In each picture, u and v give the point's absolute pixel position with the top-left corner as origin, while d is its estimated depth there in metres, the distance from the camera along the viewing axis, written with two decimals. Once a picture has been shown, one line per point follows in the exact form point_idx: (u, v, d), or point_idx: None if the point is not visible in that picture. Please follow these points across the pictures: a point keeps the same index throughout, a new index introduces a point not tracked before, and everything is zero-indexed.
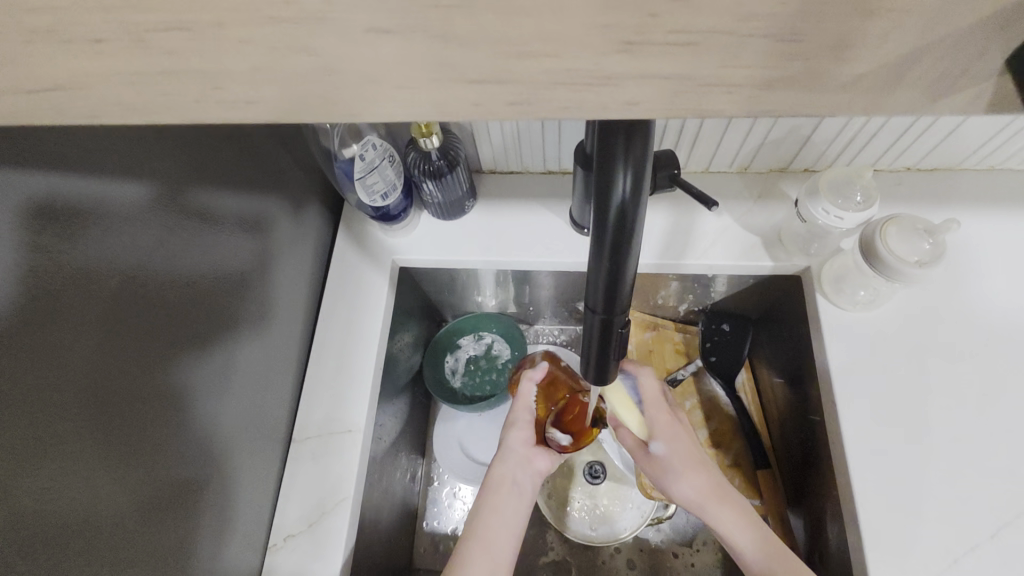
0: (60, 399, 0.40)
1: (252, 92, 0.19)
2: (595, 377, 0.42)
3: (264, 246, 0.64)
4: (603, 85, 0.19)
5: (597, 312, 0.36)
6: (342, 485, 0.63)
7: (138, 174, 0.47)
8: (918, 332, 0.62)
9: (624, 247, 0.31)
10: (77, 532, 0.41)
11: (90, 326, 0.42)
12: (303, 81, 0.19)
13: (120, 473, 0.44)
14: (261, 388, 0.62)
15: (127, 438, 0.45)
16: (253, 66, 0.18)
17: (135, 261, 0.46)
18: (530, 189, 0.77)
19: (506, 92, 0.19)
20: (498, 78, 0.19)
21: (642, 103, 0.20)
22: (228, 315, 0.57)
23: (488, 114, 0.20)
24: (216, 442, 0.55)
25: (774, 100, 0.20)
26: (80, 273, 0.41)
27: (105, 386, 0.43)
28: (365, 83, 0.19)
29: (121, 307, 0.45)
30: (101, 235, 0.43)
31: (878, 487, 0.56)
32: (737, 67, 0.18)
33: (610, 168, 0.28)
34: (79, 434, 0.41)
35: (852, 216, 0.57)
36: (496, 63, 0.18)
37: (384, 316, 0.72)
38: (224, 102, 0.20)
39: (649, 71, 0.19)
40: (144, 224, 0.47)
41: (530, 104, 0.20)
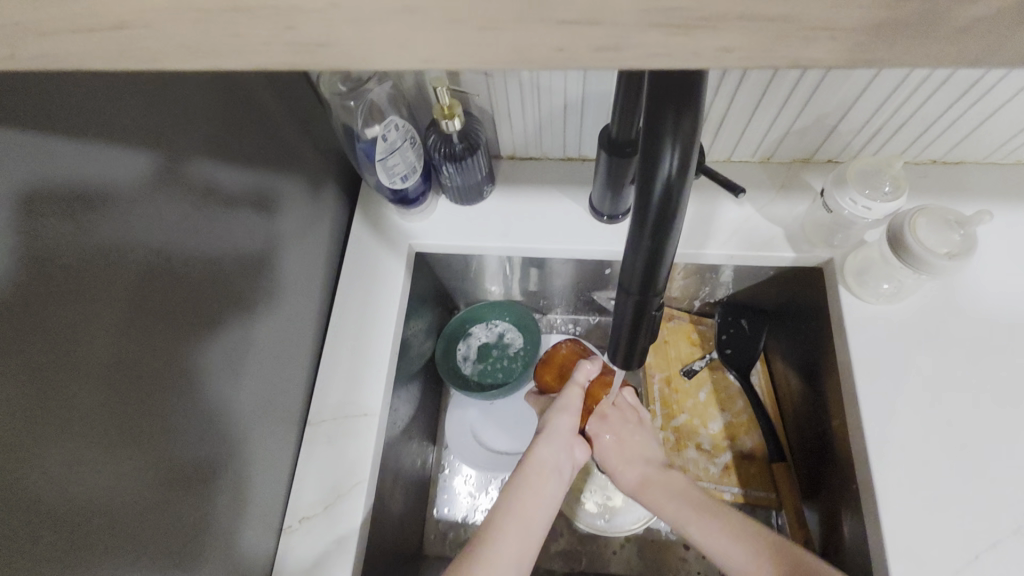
0: (83, 371, 0.39)
1: (323, 33, 0.18)
2: (624, 361, 0.41)
3: (281, 227, 0.63)
4: (699, 28, 0.18)
5: (632, 294, 0.35)
6: (358, 468, 0.63)
7: (159, 148, 0.46)
8: (944, 326, 0.61)
9: (666, 226, 0.30)
10: (97, 506, 0.41)
11: (112, 300, 0.41)
12: (378, 20, 0.18)
13: (139, 450, 0.44)
14: (277, 369, 0.62)
15: (146, 414, 0.45)
16: (327, 4, 0.18)
17: (156, 237, 0.46)
18: (549, 176, 0.76)
19: (591, 37, 0.18)
20: (584, 20, 0.18)
21: (738, 51, 0.19)
22: (245, 295, 0.57)
23: (569, 62, 0.19)
24: (233, 422, 0.55)
25: (879, 50, 0.18)
26: (103, 246, 0.41)
27: (127, 360, 0.43)
28: (443, 24, 0.18)
29: (142, 282, 0.44)
30: (123, 207, 0.43)
31: (901, 479, 0.55)
32: (847, 10, 0.17)
33: (657, 145, 0.28)
34: (101, 408, 0.41)
35: (881, 207, 0.56)
36: (584, 3, 0.17)
37: (401, 300, 0.71)
38: (293, 44, 0.19)
39: (749, 13, 0.17)
40: (165, 200, 0.47)
41: (615, 52, 0.19)
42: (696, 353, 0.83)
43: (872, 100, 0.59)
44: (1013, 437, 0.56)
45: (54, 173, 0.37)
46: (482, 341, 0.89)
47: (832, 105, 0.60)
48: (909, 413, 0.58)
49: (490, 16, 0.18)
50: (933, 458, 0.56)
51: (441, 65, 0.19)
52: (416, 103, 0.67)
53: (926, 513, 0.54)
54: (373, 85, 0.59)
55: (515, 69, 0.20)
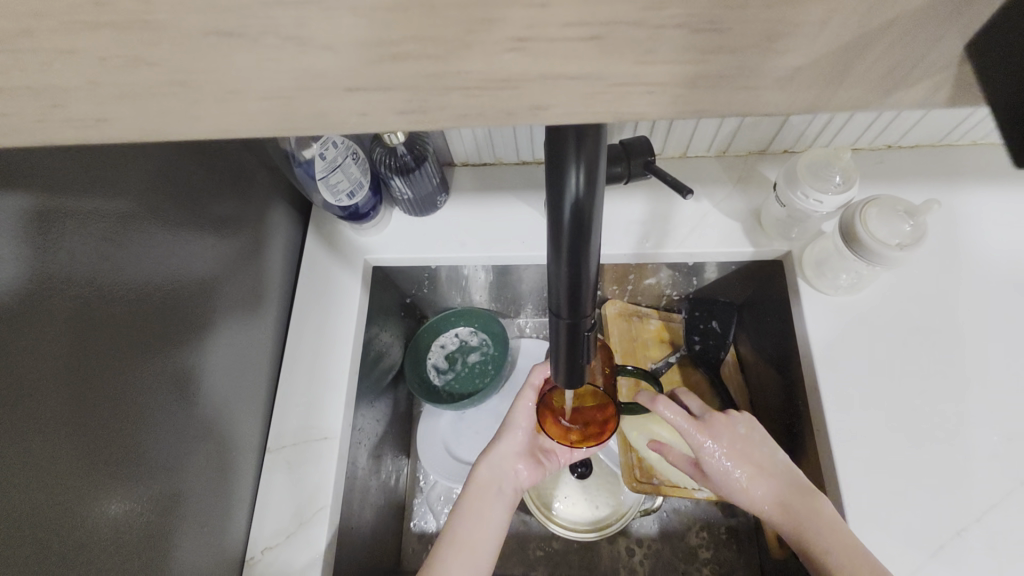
0: (16, 426, 0.38)
1: (98, 110, 0.17)
2: (566, 381, 0.40)
3: (235, 250, 0.61)
4: (506, 88, 0.17)
5: (562, 316, 0.34)
6: (319, 494, 0.61)
7: (87, 174, 0.44)
8: (903, 316, 0.61)
9: (583, 244, 0.29)
10: (47, 555, 0.39)
11: (41, 340, 0.40)
12: (149, 95, 0.16)
13: (87, 490, 0.42)
14: (234, 394, 0.60)
15: (93, 450, 0.43)
16: (88, 81, 0.16)
17: (87, 266, 0.44)
18: (505, 182, 0.74)
19: (394, 100, 0.17)
20: (381, 84, 0.16)
21: (553, 107, 0.17)
22: (197, 319, 0.55)
23: (378, 124, 0.18)
24: (191, 451, 0.53)
25: (706, 100, 0.17)
26: (30, 293, 0.39)
27: (66, 407, 0.41)
28: (226, 94, 0.16)
29: (76, 327, 0.42)
30: (43, 242, 0.41)
31: (862, 472, 0.55)
32: (652, 64, 0.16)
33: (561, 164, 0.26)
34: (44, 457, 0.39)
35: (832, 200, 0.55)
36: (374, 66, 0.16)
37: (359, 316, 0.70)
38: (67, 121, 0.17)
39: (557, 69, 0.16)
40: (98, 229, 0.45)
41: (426, 115, 0.17)
42: (664, 350, 0.82)
43: None
44: (971, 424, 0.55)
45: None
46: (449, 350, 0.88)
47: None
48: (868, 405, 0.57)
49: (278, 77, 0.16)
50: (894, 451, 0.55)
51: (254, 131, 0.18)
52: None
53: (889, 505, 0.53)
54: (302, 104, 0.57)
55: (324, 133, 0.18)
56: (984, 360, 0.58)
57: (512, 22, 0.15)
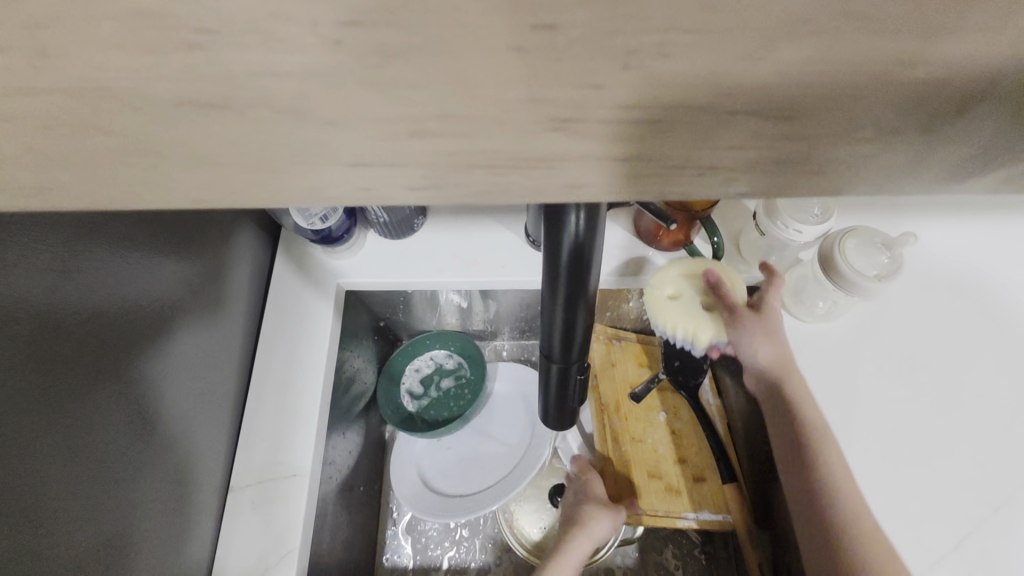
0: None
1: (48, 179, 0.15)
2: (556, 422, 0.38)
3: (198, 273, 0.58)
4: (539, 165, 0.15)
5: (553, 358, 0.32)
6: (286, 536, 0.58)
7: None
8: (878, 344, 0.61)
9: (580, 285, 0.28)
10: None
11: None
12: (111, 165, 0.15)
13: (22, 544, 0.38)
14: (196, 428, 0.56)
15: (30, 500, 0.39)
16: (45, 149, 0.15)
17: (30, 294, 0.40)
18: (484, 204, 0.73)
19: (400, 177, 0.15)
20: (387, 161, 0.15)
21: (591, 185, 0.16)
22: (155, 347, 0.51)
23: (381, 201, 0.16)
24: (145, 492, 0.49)
25: (754, 180, 0.16)
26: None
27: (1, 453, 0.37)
28: (197, 166, 0.15)
29: (1, 363, 0.37)
30: None
31: None
32: (713, 146, 0.15)
33: (561, 204, 0.25)
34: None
35: (810, 229, 0.56)
36: (391, 144, 0.15)
37: (332, 343, 0.67)
38: (10, 190, 0.15)
39: (592, 151, 0.15)
40: (44, 254, 0.41)
41: (437, 190, 0.15)
42: (643, 375, 0.80)
43: None
44: (947, 453, 0.56)
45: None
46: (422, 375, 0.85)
47: None
48: (850, 434, 0.57)
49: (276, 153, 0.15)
50: (874, 482, 0.55)
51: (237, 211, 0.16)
52: None
53: None
54: None
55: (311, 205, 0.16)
56: (956, 388, 0.59)
57: (558, 102, 0.14)
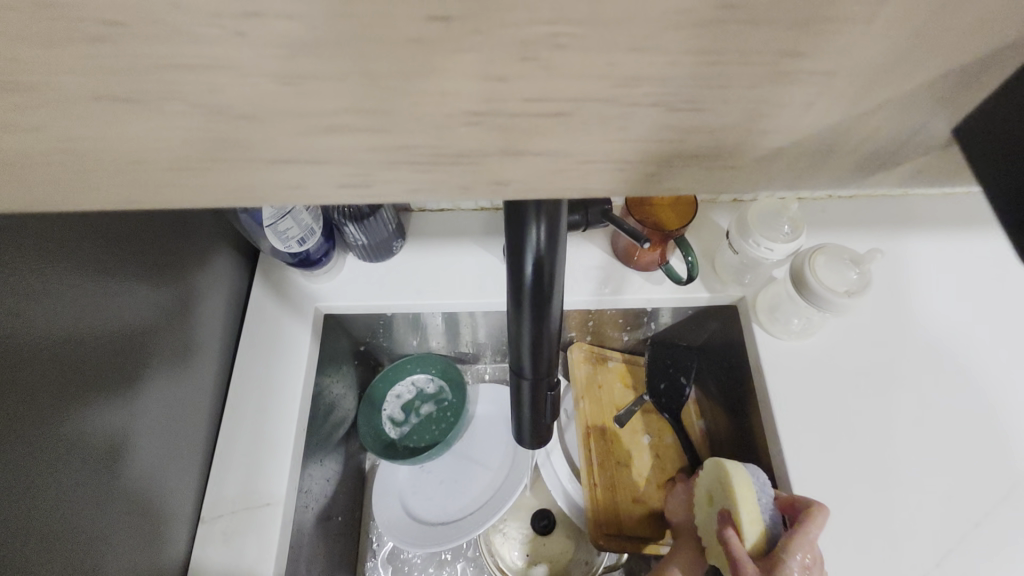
0: None
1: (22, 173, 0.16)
2: (530, 441, 0.38)
3: (172, 301, 0.57)
4: (461, 163, 0.17)
5: (523, 374, 0.32)
6: (259, 569, 0.56)
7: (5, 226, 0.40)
8: (853, 360, 0.62)
9: (544, 300, 0.28)
10: None
11: None
12: (95, 165, 0.17)
13: None
14: (166, 461, 0.54)
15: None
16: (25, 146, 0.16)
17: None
18: (463, 227, 0.73)
19: (338, 174, 0.17)
20: (323, 156, 0.17)
21: (513, 182, 0.18)
22: (125, 378, 0.50)
23: (323, 200, 0.18)
24: (111, 531, 0.47)
25: (665, 171, 0.18)
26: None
27: None
28: (173, 171, 0.17)
29: None
30: None
31: (828, 524, 0.54)
32: (622, 138, 0.17)
33: (521, 220, 0.25)
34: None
35: (781, 247, 0.57)
36: (321, 138, 0.16)
37: (309, 366, 0.66)
38: None
39: (515, 143, 0.17)
40: (11, 286, 0.40)
41: (367, 188, 0.18)
42: (629, 396, 0.81)
43: None
44: (925, 468, 0.56)
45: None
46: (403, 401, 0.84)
47: None
48: (829, 449, 0.58)
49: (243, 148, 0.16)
50: (855, 499, 0.55)
51: (214, 193, 0.18)
52: None
53: (853, 555, 0.53)
54: None
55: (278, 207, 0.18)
56: (932, 403, 0.60)
57: (468, 97, 0.15)
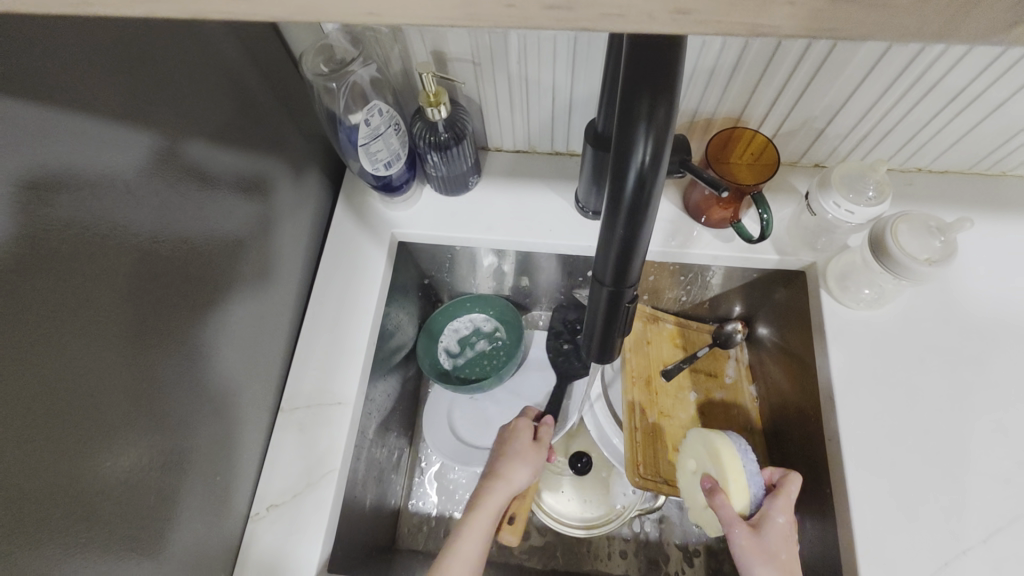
0: (47, 364, 0.37)
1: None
2: (596, 355, 0.41)
3: (263, 214, 0.62)
4: None
5: (606, 285, 0.34)
6: (327, 458, 0.62)
7: (139, 123, 0.45)
8: (922, 335, 0.61)
9: (640, 215, 0.30)
10: (60, 497, 0.39)
11: (81, 280, 0.40)
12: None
13: (104, 436, 0.42)
14: (250, 357, 0.60)
15: (114, 396, 0.43)
16: None
17: (129, 214, 0.44)
18: (536, 170, 0.75)
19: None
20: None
21: (698, 11, 0.16)
22: (222, 278, 0.55)
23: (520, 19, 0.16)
24: (205, 409, 0.53)
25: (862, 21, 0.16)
26: (65, 216, 0.39)
27: (92, 351, 0.41)
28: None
29: (101, 270, 0.41)
30: (92, 185, 0.41)
31: (873, 486, 0.55)
32: None
33: (631, 129, 0.27)
34: (61, 382, 0.38)
35: (863, 211, 0.56)
36: None
37: (382, 287, 0.71)
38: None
39: None
40: (141, 179, 0.45)
41: (568, 9, 0.16)
42: (677, 354, 0.82)
43: (860, 103, 0.59)
44: (985, 448, 0.56)
45: (4, 131, 0.34)
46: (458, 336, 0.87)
47: (818, 109, 0.61)
48: (883, 418, 0.58)
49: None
50: (905, 468, 0.55)
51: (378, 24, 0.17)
52: (402, 90, 0.66)
53: (896, 520, 0.54)
54: (356, 67, 0.58)
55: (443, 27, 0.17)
56: (1002, 387, 0.58)
57: None
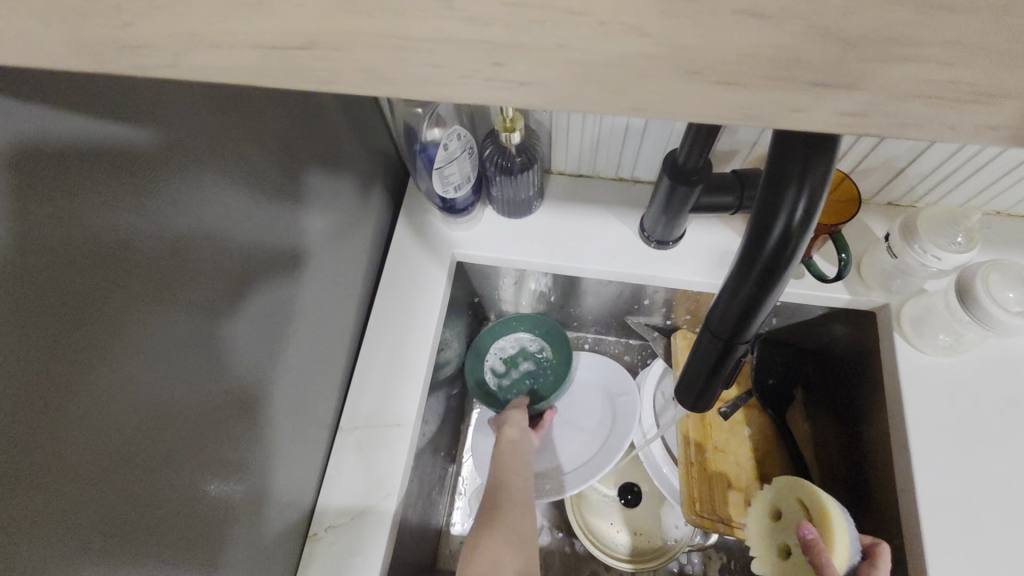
0: (149, 388, 0.37)
1: (451, 60, 0.16)
2: (690, 403, 0.39)
3: (325, 229, 0.62)
4: (973, 103, 0.15)
5: (718, 338, 0.33)
6: (388, 479, 0.60)
7: (234, 141, 0.45)
8: (1005, 387, 0.59)
9: (775, 275, 0.28)
10: (153, 520, 0.38)
11: (181, 300, 0.39)
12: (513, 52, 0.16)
13: (190, 457, 0.42)
14: (312, 373, 0.59)
15: (201, 417, 0.42)
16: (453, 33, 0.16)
17: (221, 231, 0.44)
18: (598, 194, 0.74)
19: (843, 99, 0.16)
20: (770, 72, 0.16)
21: (1008, 130, 0.15)
22: (289, 293, 0.55)
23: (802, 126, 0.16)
24: (272, 426, 0.53)
25: None
26: (172, 236, 0.38)
27: (186, 371, 0.40)
28: (592, 72, 0.16)
29: (197, 287, 0.41)
30: (196, 205, 0.40)
31: (955, 544, 0.53)
32: None
33: (781, 191, 0.26)
34: (159, 408, 0.38)
35: (950, 259, 0.54)
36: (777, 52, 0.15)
37: (441, 307, 0.70)
38: (409, 73, 0.17)
39: (992, 87, 0.15)
40: (233, 196, 0.45)
41: (862, 119, 0.16)
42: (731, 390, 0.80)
43: (947, 146, 0.57)
44: None
45: (126, 152, 0.34)
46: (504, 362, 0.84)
47: (902, 149, 0.60)
48: (965, 472, 0.55)
49: (660, 86, 0.16)
50: (986, 525, 0.53)
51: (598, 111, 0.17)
52: (474, 112, 0.66)
53: None
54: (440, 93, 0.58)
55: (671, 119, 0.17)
56: None
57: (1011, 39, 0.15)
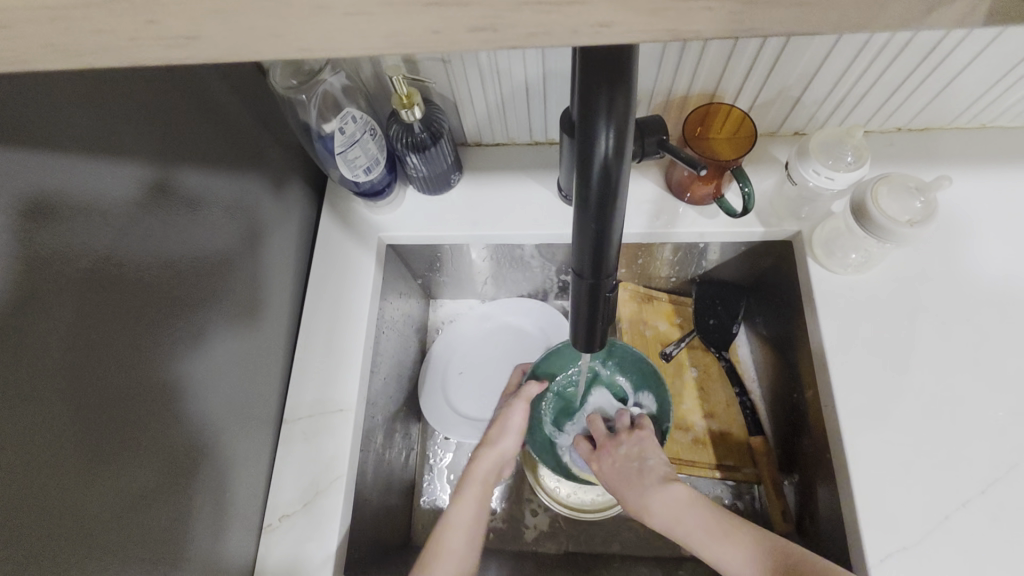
0: (38, 402, 0.38)
1: (196, 26, 0.18)
2: (584, 345, 0.41)
3: (248, 228, 0.62)
4: (573, 5, 0.18)
5: (584, 278, 0.35)
6: (335, 464, 0.63)
7: (112, 152, 0.45)
8: (910, 294, 0.62)
9: (608, 206, 0.30)
10: (67, 529, 0.40)
11: (66, 315, 0.40)
12: (243, 8, 0.18)
13: (105, 466, 0.43)
14: (249, 370, 0.61)
15: (113, 428, 0.43)
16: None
17: (110, 243, 0.44)
18: (516, 161, 0.75)
19: (468, 17, 0.18)
20: (459, 1, 0.18)
21: (615, 26, 0.19)
22: (211, 296, 0.55)
23: (449, 44, 0.19)
24: (207, 426, 0.54)
25: (754, 19, 0.19)
26: (43, 254, 0.39)
27: (85, 384, 0.41)
28: (317, 11, 0.18)
29: (84, 301, 0.41)
30: (70, 219, 0.41)
31: (873, 446, 0.56)
32: None
33: (592, 126, 0.27)
34: (55, 421, 0.39)
35: (844, 176, 0.56)
36: None
37: (374, 291, 0.71)
38: (161, 38, 0.19)
39: None
40: (121, 208, 0.45)
41: (491, 33, 0.19)
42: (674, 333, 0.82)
43: (831, 71, 0.59)
44: (977, 400, 0.57)
45: None
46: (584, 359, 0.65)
47: (793, 78, 0.61)
48: (878, 377, 0.58)
49: (379, 18, 0.18)
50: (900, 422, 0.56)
51: (336, 48, 0.19)
52: (375, 94, 0.66)
53: (893, 474, 0.54)
54: (326, 76, 0.58)
55: (405, 47, 0.19)
56: (993, 338, 0.59)
57: None
